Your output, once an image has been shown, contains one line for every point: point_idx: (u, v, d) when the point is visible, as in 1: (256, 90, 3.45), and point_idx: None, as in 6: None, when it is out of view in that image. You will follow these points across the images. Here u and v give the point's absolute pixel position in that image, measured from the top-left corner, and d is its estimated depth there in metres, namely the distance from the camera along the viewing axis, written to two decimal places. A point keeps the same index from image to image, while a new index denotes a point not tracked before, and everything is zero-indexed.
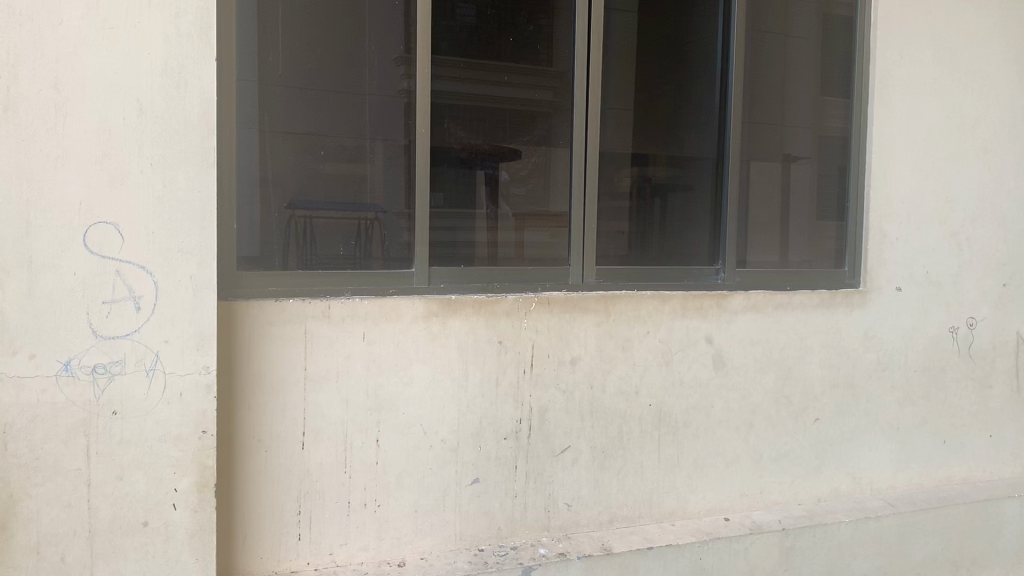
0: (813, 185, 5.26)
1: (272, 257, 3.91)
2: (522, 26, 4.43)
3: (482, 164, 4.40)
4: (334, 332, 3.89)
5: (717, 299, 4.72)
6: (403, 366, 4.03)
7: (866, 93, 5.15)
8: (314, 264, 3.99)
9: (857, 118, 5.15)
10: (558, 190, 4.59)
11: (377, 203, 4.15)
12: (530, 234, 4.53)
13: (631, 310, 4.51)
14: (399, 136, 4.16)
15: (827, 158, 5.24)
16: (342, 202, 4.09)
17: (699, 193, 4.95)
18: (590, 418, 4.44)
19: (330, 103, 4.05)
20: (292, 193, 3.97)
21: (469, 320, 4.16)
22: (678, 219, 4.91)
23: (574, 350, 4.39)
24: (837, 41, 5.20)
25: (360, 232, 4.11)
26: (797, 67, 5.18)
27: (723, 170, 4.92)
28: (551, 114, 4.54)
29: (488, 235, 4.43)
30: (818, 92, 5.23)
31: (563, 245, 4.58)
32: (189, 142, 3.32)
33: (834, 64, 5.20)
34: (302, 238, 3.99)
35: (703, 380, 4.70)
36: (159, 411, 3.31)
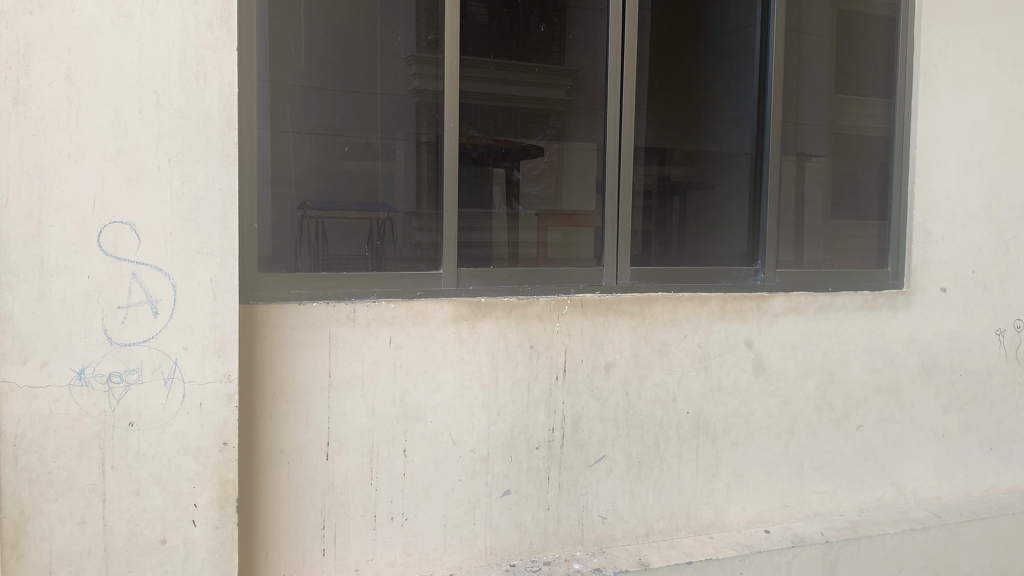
0: (851, 185, 5.03)
1: (292, 259, 3.72)
2: (534, 26, 4.21)
3: (500, 160, 4.16)
4: (359, 337, 3.70)
5: (756, 300, 4.52)
6: (431, 372, 3.84)
7: (910, 86, 4.94)
8: (337, 267, 3.80)
9: (900, 112, 4.94)
10: (571, 190, 4.34)
11: (392, 204, 3.94)
12: (549, 235, 4.30)
13: (668, 313, 4.31)
14: (427, 131, 3.98)
15: (865, 155, 5.02)
16: (354, 201, 3.87)
17: (736, 191, 4.74)
18: (625, 426, 4.24)
19: (354, 99, 3.85)
20: (313, 193, 3.77)
21: (499, 323, 3.96)
22: (715, 217, 4.71)
23: (609, 355, 4.19)
24: (877, 35, 4.96)
25: (377, 234, 3.90)
26: (835, 62, 4.95)
27: (762, 167, 4.72)
28: (565, 113, 4.31)
29: (507, 235, 4.20)
30: (854, 88, 5.00)
31: (594, 244, 4.37)
32: (210, 137, 3.14)
33: (873, 59, 4.98)
34: (316, 238, 3.78)
35: (742, 385, 4.50)
36: (178, 422, 3.13)
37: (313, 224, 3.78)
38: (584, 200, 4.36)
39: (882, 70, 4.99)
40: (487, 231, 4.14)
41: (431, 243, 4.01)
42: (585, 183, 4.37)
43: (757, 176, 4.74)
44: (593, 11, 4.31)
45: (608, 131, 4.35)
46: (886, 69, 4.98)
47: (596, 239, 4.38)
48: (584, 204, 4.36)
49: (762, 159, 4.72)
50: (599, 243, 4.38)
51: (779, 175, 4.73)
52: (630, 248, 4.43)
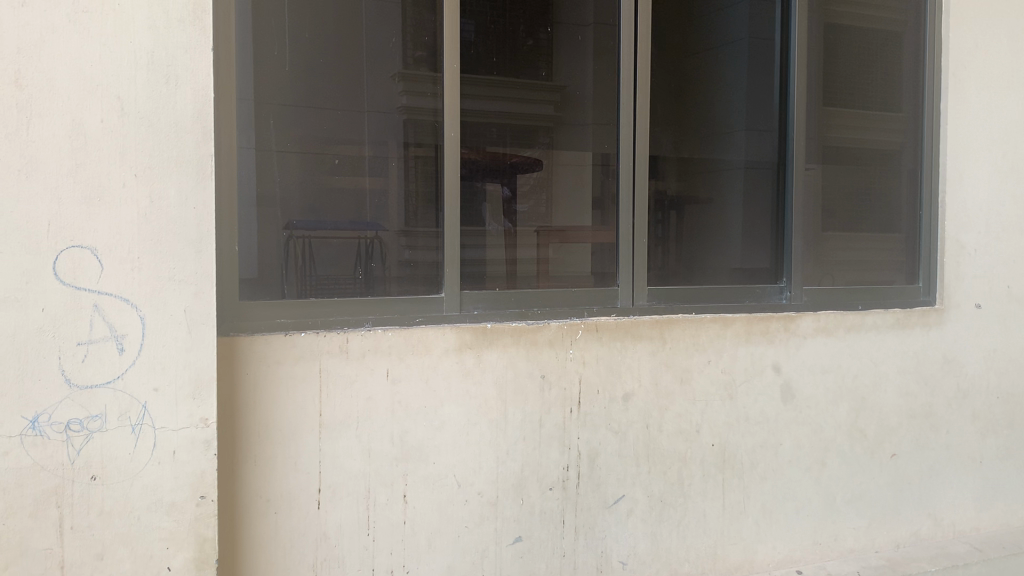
0: (876, 201, 4.74)
1: (277, 284, 3.34)
2: (520, 39, 3.82)
3: (496, 172, 3.76)
4: (353, 370, 3.32)
5: (783, 321, 4.18)
6: (433, 408, 3.46)
7: (939, 95, 4.63)
8: (328, 291, 3.42)
9: (928, 121, 4.64)
10: (559, 205, 3.95)
11: (380, 223, 3.56)
12: (551, 252, 3.92)
13: (689, 337, 3.95)
14: (427, 142, 3.63)
15: (891, 168, 4.73)
16: (342, 220, 3.48)
17: (760, 202, 4.40)
18: (646, 462, 3.87)
19: (346, 107, 3.48)
20: (300, 212, 3.39)
21: (507, 351, 3.60)
22: (742, 230, 4.36)
23: (627, 384, 3.82)
24: (899, 42, 4.70)
25: (368, 254, 3.52)
26: (859, 72, 4.67)
27: (785, 177, 4.40)
28: (553, 127, 3.92)
29: (506, 252, 3.82)
30: (878, 98, 4.71)
31: (601, 260, 4.01)
32: (183, 149, 2.77)
33: (896, 67, 4.70)
34: (306, 261, 3.40)
35: (769, 414, 4.15)
36: (148, 474, 2.74)
37: (303, 244, 3.41)
38: (575, 213, 3.97)
39: (907, 78, 4.70)
40: (492, 249, 3.78)
41: (431, 262, 3.65)
42: (577, 197, 3.98)
43: (779, 187, 4.41)
44: (603, 10, 3.97)
45: (621, 139, 4.02)
46: (913, 76, 4.69)
47: (598, 254, 4.01)
48: (576, 219, 3.98)
49: (785, 169, 4.40)
50: (613, 259, 4.03)
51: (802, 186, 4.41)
52: (647, 265, 4.07)
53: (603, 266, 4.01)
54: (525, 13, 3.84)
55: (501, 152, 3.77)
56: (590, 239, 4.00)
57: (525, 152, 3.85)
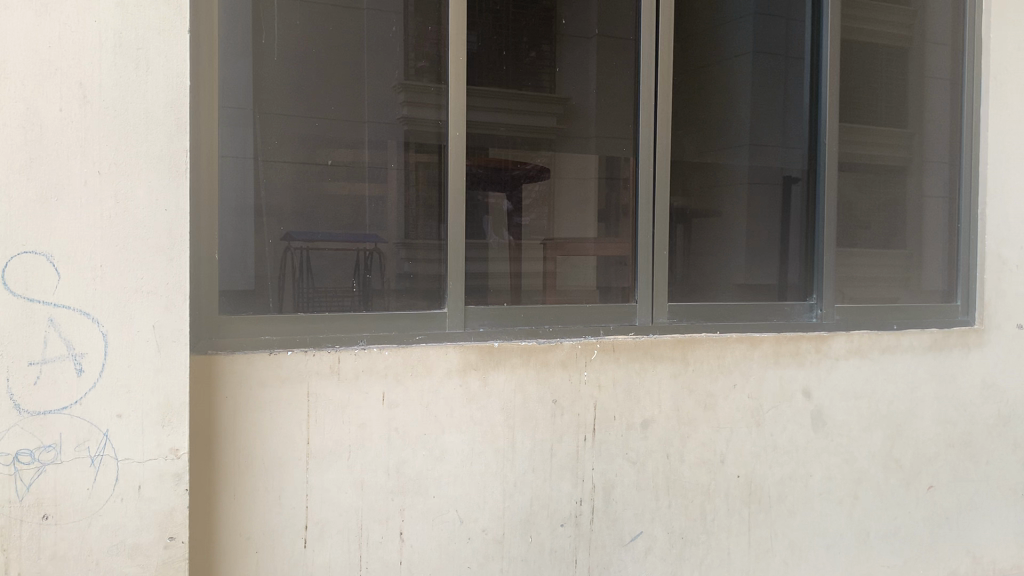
0: (915, 218, 4.38)
1: (273, 296, 3.01)
2: (523, 52, 3.46)
3: (503, 177, 3.44)
4: (345, 393, 2.99)
5: (814, 342, 3.85)
6: (433, 435, 3.13)
7: (977, 104, 4.33)
8: (313, 306, 3.07)
9: (966, 133, 4.33)
10: (560, 217, 3.58)
11: (381, 234, 3.22)
12: (558, 265, 3.57)
13: (714, 358, 3.62)
14: (429, 144, 3.29)
15: (929, 181, 4.39)
16: (333, 229, 3.13)
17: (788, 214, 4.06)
18: (667, 496, 3.54)
19: (341, 104, 3.14)
20: (290, 222, 3.05)
21: (516, 373, 3.27)
22: (764, 244, 4.02)
23: (646, 410, 3.49)
24: (940, 45, 4.35)
25: (367, 262, 3.19)
26: (898, 76, 4.30)
27: (792, 192, 4.07)
28: (556, 140, 3.56)
29: (509, 265, 3.46)
30: (917, 106, 4.35)
31: (607, 274, 3.65)
32: (154, 143, 2.45)
33: (936, 73, 4.36)
34: (305, 270, 3.07)
35: (798, 443, 3.82)
36: (108, 513, 2.40)
37: (305, 254, 3.08)
38: (576, 227, 3.61)
39: (948, 85, 4.36)
40: (494, 262, 3.43)
41: (434, 275, 3.31)
42: (579, 209, 3.61)
43: (807, 198, 4.09)
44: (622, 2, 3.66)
45: (642, 142, 3.68)
46: (952, 83, 4.35)
47: (602, 269, 3.65)
48: (576, 232, 3.61)
49: (792, 183, 4.07)
50: (620, 273, 3.67)
51: (814, 200, 4.09)
52: (666, 280, 3.74)
53: (607, 282, 3.65)
54: (528, 21, 3.47)
55: (500, 161, 3.42)
56: (596, 253, 3.65)
57: (535, 158, 3.50)
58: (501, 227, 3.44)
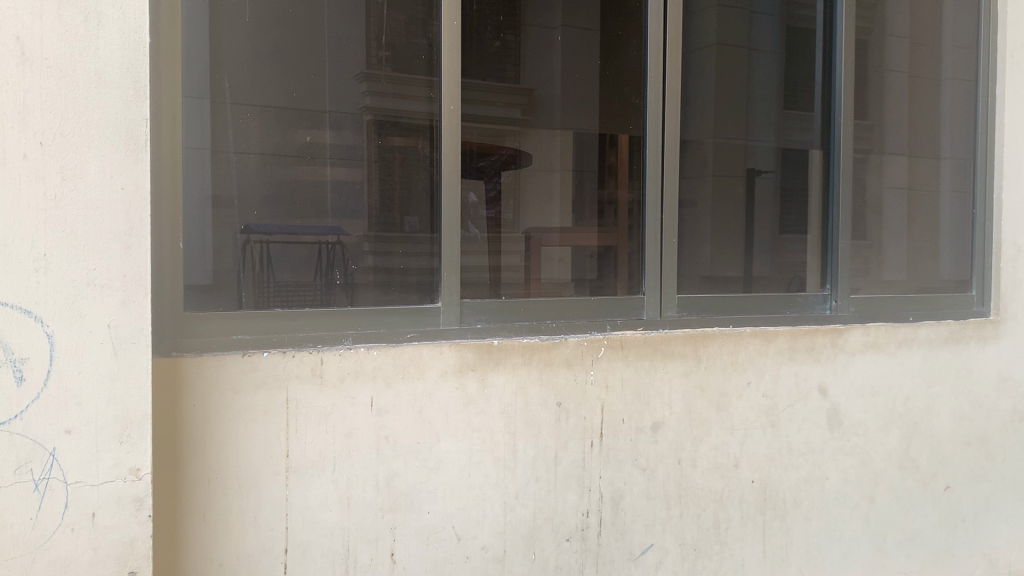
0: (925, 210, 4.22)
1: (237, 287, 2.67)
2: (487, 42, 3.10)
3: (482, 163, 3.09)
4: (329, 399, 2.66)
5: (830, 335, 3.60)
6: (428, 444, 2.80)
7: (994, 97, 4.16)
8: (272, 302, 2.71)
9: (981, 126, 4.15)
10: (525, 209, 3.25)
11: (343, 227, 2.88)
12: (544, 255, 3.28)
13: (727, 354, 3.34)
14: (420, 122, 3.00)
15: (942, 173, 4.22)
16: (280, 220, 2.76)
17: (788, 202, 3.84)
18: (678, 505, 3.26)
19: (319, 73, 2.80)
20: (252, 209, 2.71)
21: (517, 373, 2.95)
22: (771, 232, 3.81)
23: (657, 412, 3.19)
24: (949, 34, 4.21)
25: (327, 255, 2.84)
26: (905, 63, 4.15)
27: (755, 184, 3.79)
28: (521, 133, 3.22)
29: (488, 257, 3.13)
30: (920, 95, 4.20)
31: (580, 266, 3.35)
32: (107, 112, 2.08)
33: (945, 64, 4.21)
34: (265, 264, 2.73)
35: (814, 444, 3.56)
36: (56, 546, 2.04)
37: (263, 248, 2.73)
38: (541, 214, 3.29)
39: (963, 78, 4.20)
40: (468, 255, 3.07)
41: (425, 268, 3.00)
42: (544, 195, 3.30)
43: (816, 181, 3.86)
44: None
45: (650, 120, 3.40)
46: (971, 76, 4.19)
47: (574, 260, 3.35)
48: (540, 221, 3.29)
49: (756, 176, 3.80)
50: (592, 264, 3.37)
51: (773, 194, 3.82)
52: (676, 271, 3.45)
53: (579, 271, 3.34)
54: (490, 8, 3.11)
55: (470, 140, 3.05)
56: (570, 244, 3.36)
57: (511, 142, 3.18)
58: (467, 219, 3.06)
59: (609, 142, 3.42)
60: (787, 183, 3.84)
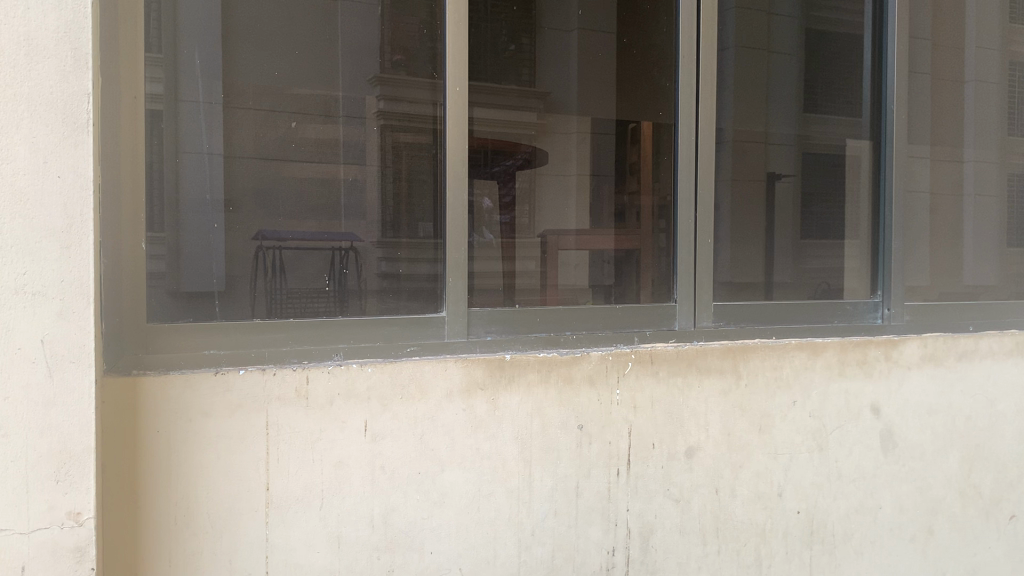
0: (984, 214, 3.84)
1: (248, 297, 2.36)
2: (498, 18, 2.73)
3: (495, 159, 2.73)
4: (316, 424, 2.31)
5: (884, 348, 3.21)
6: (430, 475, 2.44)
7: None
8: (289, 314, 2.40)
9: None
10: (543, 209, 2.86)
11: (359, 233, 2.53)
12: (563, 260, 2.89)
13: (770, 369, 2.97)
14: (422, 103, 2.62)
15: (985, 176, 3.85)
16: (297, 230, 2.45)
17: (821, 203, 3.40)
18: (715, 540, 2.89)
19: (307, 47, 2.44)
20: (253, 216, 2.38)
21: (534, 392, 2.59)
22: (816, 232, 3.39)
23: (691, 436, 2.83)
24: (991, 30, 3.83)
25: (340, 263, 2.50)
26: (965, 50, 3.74)
27: (802, 180, 3.36)
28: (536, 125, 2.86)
29: (502, 264, 2.76)
30: (980, 93, 3.81)
31: (598, 271, 2.95)
32: (40, 85, 1.74)
33: (996, 60, 3.86)
34: (278, 273, 2.41)
35: (866, 469, 3.17)
36: None
37: (278, 255, 2.42)
38: (556, 214, 2.89)
39: (997, 81, 3.86)
40: (479, 258, 2.70)
41: (426, 274, 2.62)
42: (559, 192, 2.90)
43: (862, 176, 3.44)
44: None
45: (682, 104, 3.01)
46: (1013, 74, 3.91)
47: (592, 265, 2.94)
48: (553, 221, 2.88)
49: (776, 181, 3.32)
50: (610, 268, 2.97)
51: (793, 198, 3.35)
52: (710, 276, 3.06)
53: (599, 275, 2.94)
54: None
55: (481, 132, 2.70)
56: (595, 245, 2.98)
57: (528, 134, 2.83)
58: (478, 225, 2.70)
59: (632, 135, 3.02)
60: (811, 187, 3.38)
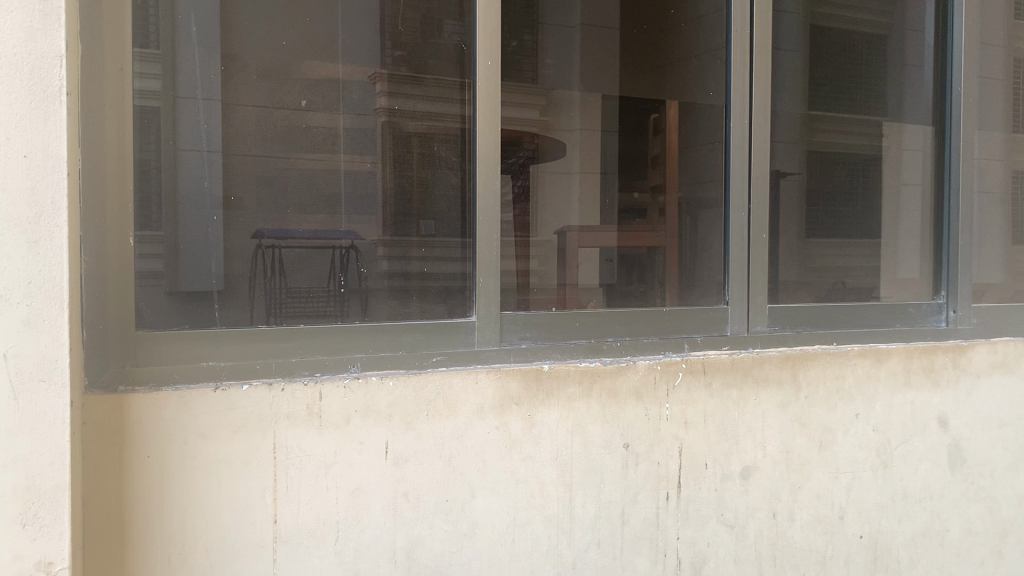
0: None
1: (248, 298, 2.07)
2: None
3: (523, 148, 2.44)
4: (331, 446, 2.01)
5: (952, 354, 2.91)
6: (460, 503, 2.15)
7: None
8: (291, 314, 2.09)
9: None
10: (559, 205, 2.57)
11: (357, 230, 2.22)
12: (574, 259, 2.59)
13: (830, 379, 2.68)
14: (448, 80, 2.34)
15: None
16: (300, 228, 2.15)
17: (841, 198, 3.09)
18: (772, 569, 2.60)
19: (319, 14, 2.15)
20: (252, 211, 2.09)
21: (575, 407, 2.29)
22: (864, 230, 3.14)
23: (746, 454, 2.53)
24: None
25: (344, 262, 2.19)
26: None
27: (852, 173, 3.11)
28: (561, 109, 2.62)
29: (516, 263, 2.41)
30: None
31: (606, 273, 2.64)
32: (2, 45, 1.49)
33: None
34: (278, 275, 2.11)
35: (933, 488, 2.87)
36: None
37: (278, 256, 2.12)
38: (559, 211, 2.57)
39: None
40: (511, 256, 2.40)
41: (454, 275, 2.33)
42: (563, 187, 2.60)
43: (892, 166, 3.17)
44: None
45: (733, 84, 2.70)
46: None
47: (601, 267, 2.64)
48: (560, 217, 2.57)
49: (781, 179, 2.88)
50: (614, 270, 2.66)
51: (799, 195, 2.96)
52: (765, 275, 2.76)
53: (636, 275, 2.68)
54: None
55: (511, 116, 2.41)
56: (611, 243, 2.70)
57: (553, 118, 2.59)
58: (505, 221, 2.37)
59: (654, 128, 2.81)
60: (808, 187, 2.99)
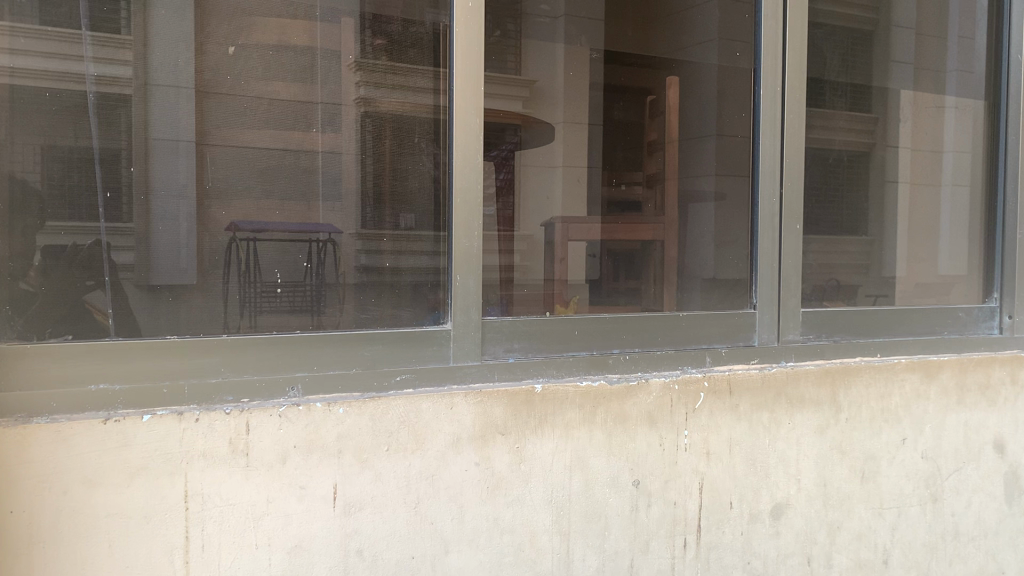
0: None
1: (152, 304, 1.58)
2: None
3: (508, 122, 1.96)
4: (262, 493, 1.55)
5: (1010, 367, 2.49)
6: (429, 560, 1.70)
7: None
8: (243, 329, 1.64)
9: None
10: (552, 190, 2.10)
11: (337, 221, 1.75)
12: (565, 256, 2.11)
13: (875, 399, 2.25)
14: (422, 35, 1.82)
15: None
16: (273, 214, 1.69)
17: (874, 192, 2.61)
18: None
19: None
20: (163, 191, 1.59)
21: (574, 436, 1.84)
22: (908, 229, 2.69)
23: (778, 490, 2.10)
24: None
25: (322, 259, 1.73)
26: None
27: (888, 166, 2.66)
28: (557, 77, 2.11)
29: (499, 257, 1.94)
30: None
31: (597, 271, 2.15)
32: None
33: None
34: (253, 273, 1.66)
35: (987, 525, 2.46)
36: None
37: (253, 251, 1.66)
38: (542, 199, 2.06)
39: None
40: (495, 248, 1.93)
41: (427, 274, 1.84)
42: (544, 171, 2.07)
43: (932, 152, 2.74)
44: None
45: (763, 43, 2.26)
46: None
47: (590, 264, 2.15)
48: (543, 207, 2.06)
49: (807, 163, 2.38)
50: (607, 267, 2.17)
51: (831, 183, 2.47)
52: (800, 273, 2.31)
53: (636, 273, 2.21)
54: None
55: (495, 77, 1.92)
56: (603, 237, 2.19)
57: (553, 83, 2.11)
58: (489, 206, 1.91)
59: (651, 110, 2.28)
60: (841, 174, 2.51)
